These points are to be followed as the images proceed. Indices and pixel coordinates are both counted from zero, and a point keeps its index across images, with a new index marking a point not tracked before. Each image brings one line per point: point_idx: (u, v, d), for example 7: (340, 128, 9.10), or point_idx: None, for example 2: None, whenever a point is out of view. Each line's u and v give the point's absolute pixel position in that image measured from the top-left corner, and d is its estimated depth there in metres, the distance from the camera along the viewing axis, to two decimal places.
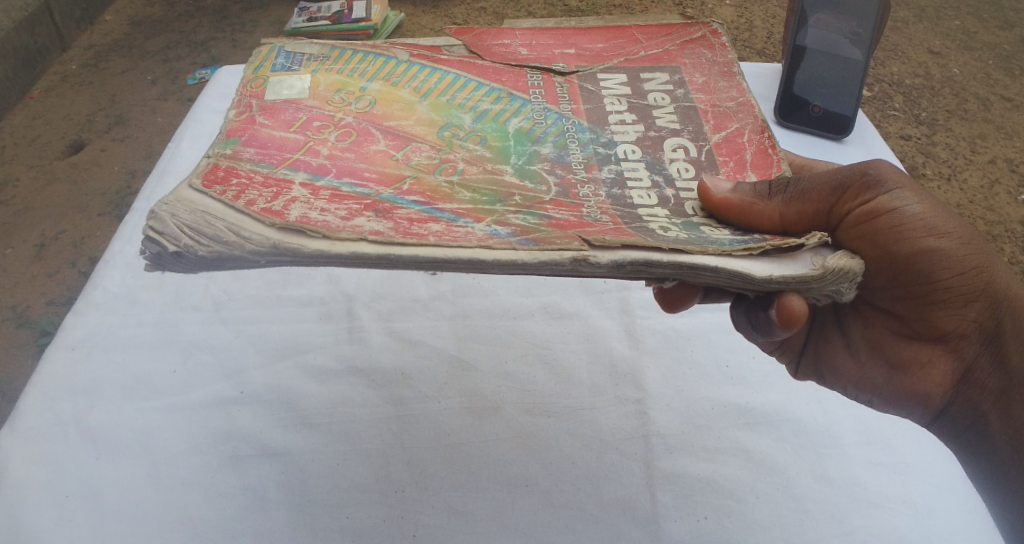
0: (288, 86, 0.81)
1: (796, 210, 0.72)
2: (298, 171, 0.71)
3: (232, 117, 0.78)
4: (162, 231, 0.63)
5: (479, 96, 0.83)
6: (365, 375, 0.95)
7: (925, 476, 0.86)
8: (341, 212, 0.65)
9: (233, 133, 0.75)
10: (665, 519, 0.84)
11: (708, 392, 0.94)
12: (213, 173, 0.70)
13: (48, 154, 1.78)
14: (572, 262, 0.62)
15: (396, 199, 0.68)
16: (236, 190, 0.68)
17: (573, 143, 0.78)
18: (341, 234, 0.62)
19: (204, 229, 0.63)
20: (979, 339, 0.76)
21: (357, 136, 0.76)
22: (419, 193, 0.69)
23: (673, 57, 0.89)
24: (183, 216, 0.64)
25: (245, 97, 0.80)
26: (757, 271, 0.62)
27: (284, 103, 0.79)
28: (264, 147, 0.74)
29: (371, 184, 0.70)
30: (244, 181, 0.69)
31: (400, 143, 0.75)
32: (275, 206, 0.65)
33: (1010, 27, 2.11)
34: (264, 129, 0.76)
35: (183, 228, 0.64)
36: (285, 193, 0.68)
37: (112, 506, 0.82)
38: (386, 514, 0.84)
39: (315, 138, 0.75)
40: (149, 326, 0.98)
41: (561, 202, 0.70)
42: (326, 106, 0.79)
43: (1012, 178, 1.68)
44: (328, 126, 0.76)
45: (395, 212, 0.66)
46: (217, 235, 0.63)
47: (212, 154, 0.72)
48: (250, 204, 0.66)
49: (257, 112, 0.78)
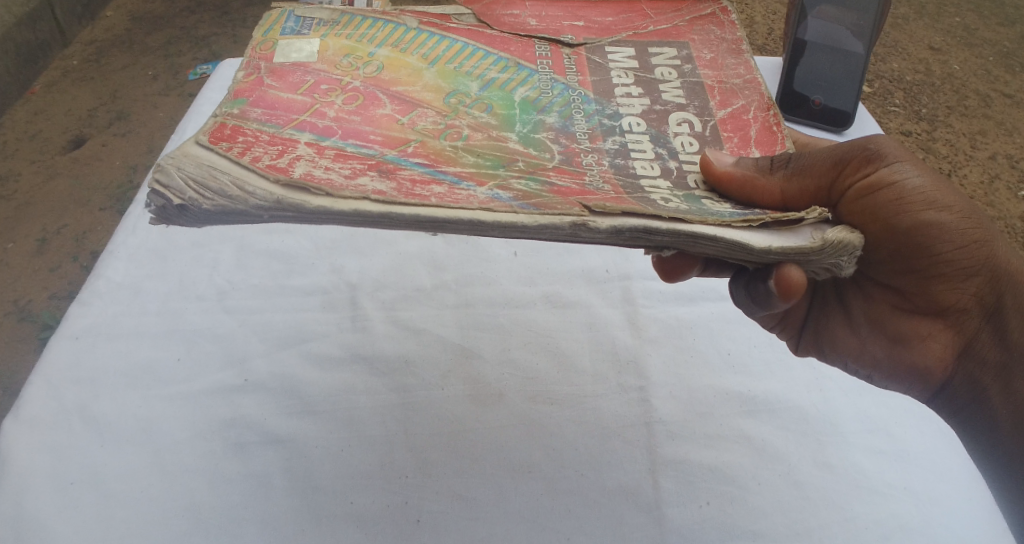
0: (298, 50, 0.82)
1: (797, 186, 0.72)
2: (303, 132, 0.71)
3: (240, 78, 0.77)
4: (167, 184, 0.62)
5: (487, 65, 0.84)
6: (368, 362, 0.95)
7: (926, 463, 0.86)
8: (345, 171, 0.65)
9: (242, 93, 0.75)
10: (667, 505, 0.84)
11: (709, 380, 0.94)
12: (220, 131, 0.69)
13: (50, 149, 1.78)
14: (572, 227, 0.62)
15: (400, 161, 0.68)
16: (242, 147, 0.67)
17: (579, 114, 0.78)
18: (344, 193, 0.62)
19: (209, 182, 0.63)
20: (980, 313, 0.77)
21: (364, 100, 0.76)
22: (422, 156, 0.69)
23: (681, 33, 0.90)
24: (188, 169, 0.63)
25: (254, 59, 0.80)
26: (757, 242, 0.63)
27: (292, 66, 0.80)
28: (271, 108, 0.74)
29: (376, 145, 0.70)
30: (251, 139, 0.69)
31: (407, 109, 0.76)
32: (281, 163, 0.65)
33: (1011, 24, 2.11)
34: (272, 91, 0.76)
35: (188, 181, 0.62)
36: (291, 151, 0.67)
37: (116, 493, 0.82)
38: (390, 500, 0.84)
39: (322, 101, 0.75)
40: (152, 315, 0.98)
41: (563, 169, 0.71)
42: (334, 70, 0.79)
43: (1012, 173, 1.69)
44: (335, 90, 0.77)
45: (398, 172, 0.66)
46: (222, 189, 0.62)
47: (220, 113, 0.72)
48: (256, 160, 0.65)
49: (266, 74, 0.78)
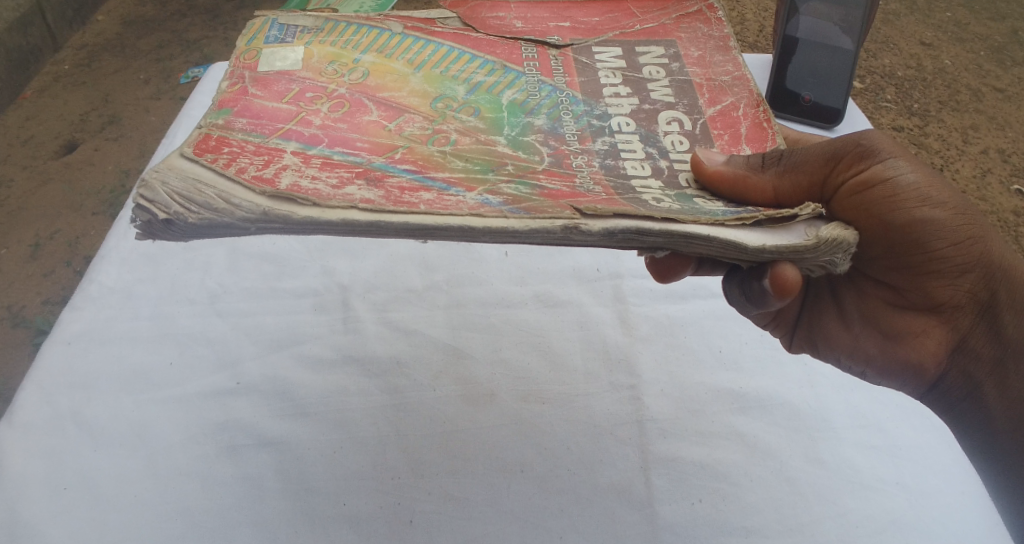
0: (282, 58, 0.82)
1: (790, 182, 0.72)
2: (290, 141, 0.71)
3: (225, 88, 0.77)
4: (151, 199, 0.62)
5: (473, 68, 0.84)
6: (361, 364, 0.95)
7: (918, 458, 0.87)
8: (332, 181, 0.65)
9: (226, 103, 0.75)
10: (660, 502, 0.84)
11: (701, 377, 0.94)
12: (205, 142, 0.69)
13: (42, 154, 1.78)
14: (563, 231, 0.62)
15: (388, 168, 0.68)
16: (228, 158, 0.67)
17: (567, 115, 0.79)
18: (332, 202, 0.62)
19: (195, 196, 0.62)
20: (974, 309, 0.78)
21: (350, 107, 0.76)
22: (410, 162, 0.70)
23: (669, 31, 0.90)
24: (173, 183, 0.63)
25: (238, 69, 0.80)
26: (750, 241, 0.63)
27: (277, 75, 0.80)
28: (256, 118, 0.74)
29: (363, 153, 0.70)
30: (236, 150, 0.69)
31: (394, 114, 0.76)
32: (267, 174, 0.65)
33: (1001, 18, 2.12)
34: (257, 100, 0.76)
35: (173, 195, 0.62)
36: (277, 161, 0.67)
37: (111, 498, 0.82)
38: (384, 500, 0.84)
39: (308, 109, 0.75)
40: (144, 320, 0.97)
41: (553, 172, 0.71)
42: (319, 78, 0.80)
43: (1004, 168, 1.69)
44: (321, 97, 0.77)
45: (386, 180, 0.66)
46: (208, 202, 0.62)
47: (205, 124, 0.72)
48: (241, 172, 0.65)
49: (250, 83, 0.78)
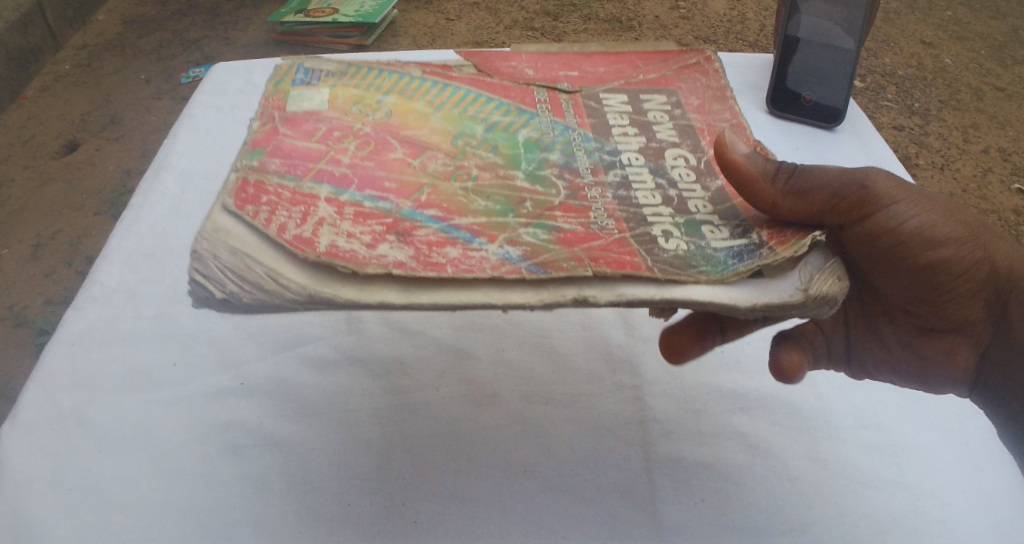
0: (308, 98, 0.82)
1: (791, 205, 0.71)
2: (323, 183, 0.71)
3: (255, 128, 0.78)
4: (209, 279, 0.66)
5: (490, 110, 0.84)
6: (366, 365, 0.96)
7: (919, 457, 0.87)
8: (366, 238, 0.66)
9: (259, 144, 0.76)
10: (663, 502, 0.83)
11: (707, 377, 0.96)
12: (244, 190, 0.70)
13: (42, 154, 1.78)
14: (574, 301, 0.64)
15: (415, 215, 0.69)
16: (267, 211, 0.68)
17: (580, 151, 0.79)
18: (367, 268, 0.63)
19: (246, 275, 0.65)
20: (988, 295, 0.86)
21: (376, 145, 0.76)
22: (436, 205, 0.70)
23: (670, 82, 0.91)
24: (224, 259, 0.66)
25: (267, 109, 0.80)
26: (745, 299, 0.64)
27: (305, 114, 0.80)
28: (289, 158, 0.74)
29: (392, 196, 0.70)
30: (275, 198, 0.70)
31: (417, 151, 0.76)
32: (306, 233, 0.66)
33: (1002, 17, 2.12)
34: (288, 140, 0.76)
35: (227, 272, 0.66)
36: (313, 212, 0.68)
37: (113, 498, 0.82)
38: (387, 501, 0.83)
39: (337, 147, 0.75)
40: (147, 319, 0.98)
41: (570, 208, 0.72)
42: (345, 117, 0.80)
43: (1004, 167, 1.70)
44: (348, 136, 0.77)
45: (415, 233, 0.67)
46: (259, 281, 0.65)
47: (241, 167, 0.73)
48: (281, 229, 0.66)
49: (280, 123, 0.78)
